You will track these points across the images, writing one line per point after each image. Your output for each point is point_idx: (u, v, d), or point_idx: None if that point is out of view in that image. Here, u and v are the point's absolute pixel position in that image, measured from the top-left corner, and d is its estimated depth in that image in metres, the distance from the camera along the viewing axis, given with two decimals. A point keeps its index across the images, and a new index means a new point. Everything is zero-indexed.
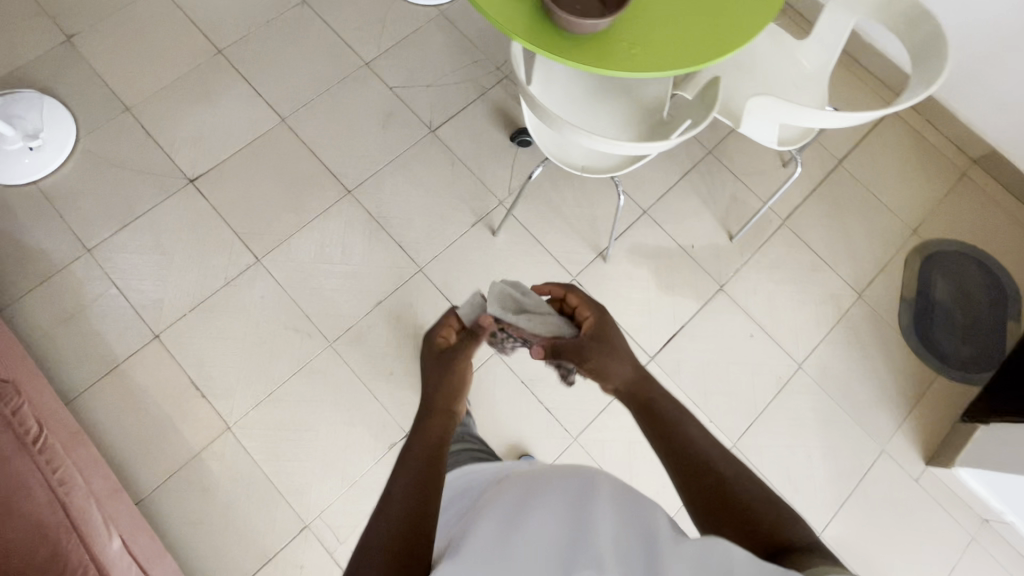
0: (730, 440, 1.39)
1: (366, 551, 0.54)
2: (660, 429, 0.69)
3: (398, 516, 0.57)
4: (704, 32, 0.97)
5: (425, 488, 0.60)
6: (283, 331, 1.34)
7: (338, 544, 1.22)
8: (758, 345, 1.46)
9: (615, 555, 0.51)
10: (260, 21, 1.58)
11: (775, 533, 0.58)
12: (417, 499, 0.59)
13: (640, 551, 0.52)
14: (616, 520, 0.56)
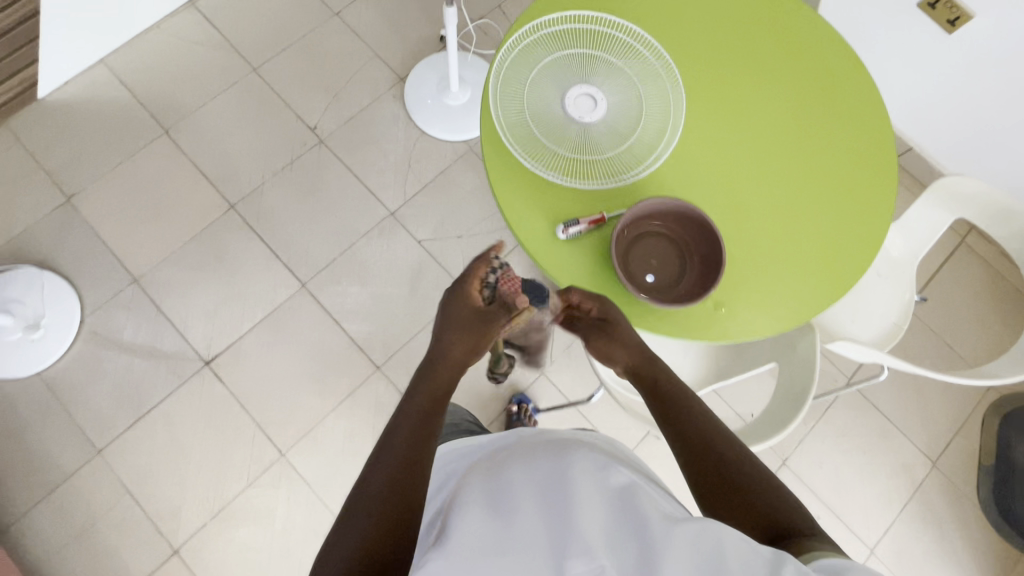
0: None
1: (363, 492, 0.53)
2: (664, 409, 0.70)
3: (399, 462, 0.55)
4: (800, 283, 0.84)
5: (418, 444, 0.58)
6: (314, 539, 1.23)
7: None
8: (826, 528, 1.35)
9: (599, 524, 0.45)
10: (276, 166, 1.46)
11: (775, 520, 0.58)
12: (416, 446, 0.58)
13: (634, 534, 0.45)
14: (604, 499, 0.47)
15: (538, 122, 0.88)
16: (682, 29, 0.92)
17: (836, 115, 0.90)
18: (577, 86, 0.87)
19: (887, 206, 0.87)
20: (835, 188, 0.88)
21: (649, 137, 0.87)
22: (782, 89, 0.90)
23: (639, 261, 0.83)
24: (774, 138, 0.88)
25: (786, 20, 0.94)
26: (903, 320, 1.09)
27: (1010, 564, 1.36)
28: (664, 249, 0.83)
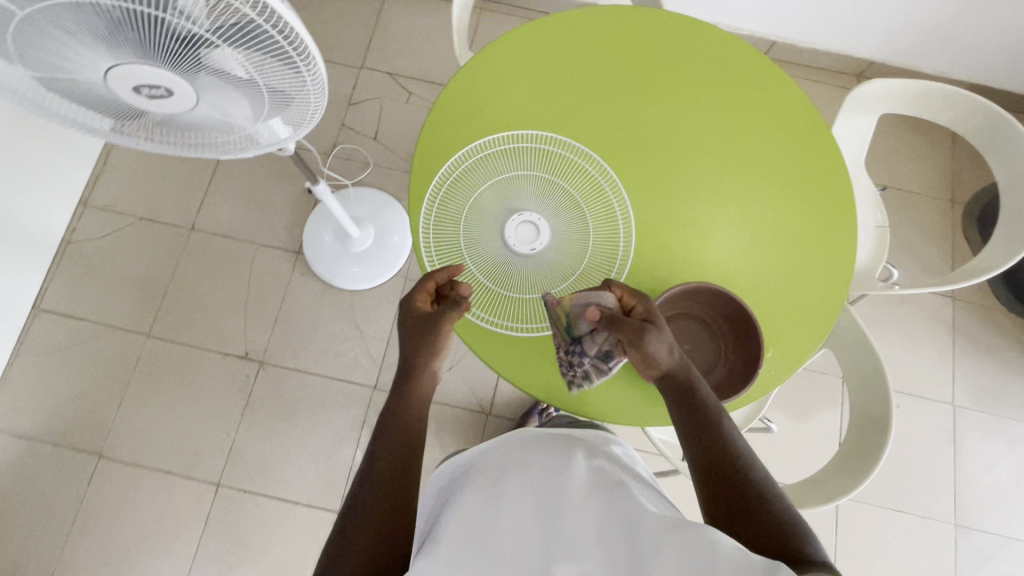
0: (948, 520, 1.34)
1: (360, 509, 0.63)
2: (686, 407, 0.70)
3: (383, 483, 0.65)
4: (803, 280, 0.88)
5: (400, 469, 0.66)
6: None
7: None
8: (907, 410, 1.40)
9: (589, 528, 0.56)
10: (235, 416, 1.32)
11: (784, 539, 0.59)
12: (397, 473, 0.66)
13: (621, 532, 0.55)
14: (595, 505, 0.59)
15: (495, 277, 0.81)
16: (579, 112, 0.90)
17: (736, 107, 0.92)
18: (508, 222, 0.80)
19: (826, 165, 0.91)
20: (776, 175, 0.91)
21: (604, 230, 0.84)
22: (681, 111, 0.92)
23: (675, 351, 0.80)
24: (702, 161, 0.90)
25: (646, 42, 0.94)
26: (884, 216, 1.10)
27: None
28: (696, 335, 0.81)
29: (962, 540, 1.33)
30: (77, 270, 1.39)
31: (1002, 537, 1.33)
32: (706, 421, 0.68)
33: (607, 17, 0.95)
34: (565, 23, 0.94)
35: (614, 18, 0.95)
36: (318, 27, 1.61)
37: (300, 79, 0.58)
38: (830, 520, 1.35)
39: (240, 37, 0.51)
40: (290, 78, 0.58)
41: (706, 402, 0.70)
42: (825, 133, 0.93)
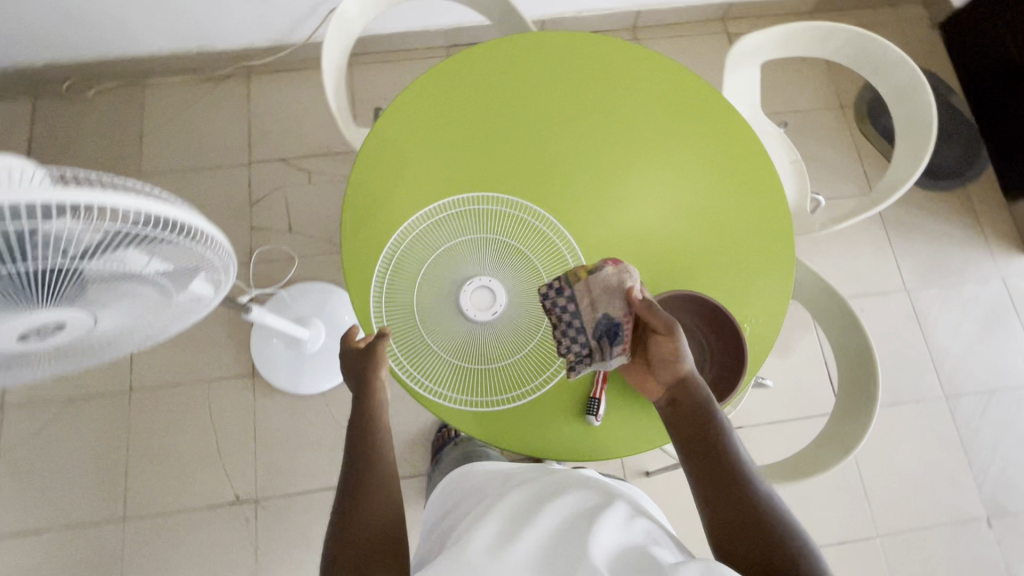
0: (942, 394, 1.42)
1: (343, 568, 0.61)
2: (693, 429, 0.65)
3: (366, 542, 0.62)
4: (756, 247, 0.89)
5: (385, 532, 0.63)
6: None
7: None
8: (871, 309, 1.48)
9: (604, 541, 0.56)
10: (248, 563, 1.23)
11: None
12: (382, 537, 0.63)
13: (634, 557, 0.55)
14: (617, 526, 0.58)
15: (468, 351, 0.79)
16: (499, 152, 0.88)
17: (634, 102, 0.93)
18: (461, 295, 0.78)
19: (737, 129, 0.93)
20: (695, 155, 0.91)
21: (556, 268, 0.83)
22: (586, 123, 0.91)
23: None
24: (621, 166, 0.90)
25: (529, 66, 0.93)
26: (796, 152, 1.16)
27: (970, 201, 1.58)
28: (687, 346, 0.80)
29: (959, 407, 1.42)
30: (20, 479, 1.25)
31: (990, 391, 1.43)
32: (713, 434, 0.64)
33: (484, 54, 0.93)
34: (446, 72, 0.92)
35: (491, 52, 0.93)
36: (189, 136, 1.51)
37: (199, 253, 0.54)
38: None
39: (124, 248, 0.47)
40: (190, 257, 0.54)
41: (714, 415, 0.65)
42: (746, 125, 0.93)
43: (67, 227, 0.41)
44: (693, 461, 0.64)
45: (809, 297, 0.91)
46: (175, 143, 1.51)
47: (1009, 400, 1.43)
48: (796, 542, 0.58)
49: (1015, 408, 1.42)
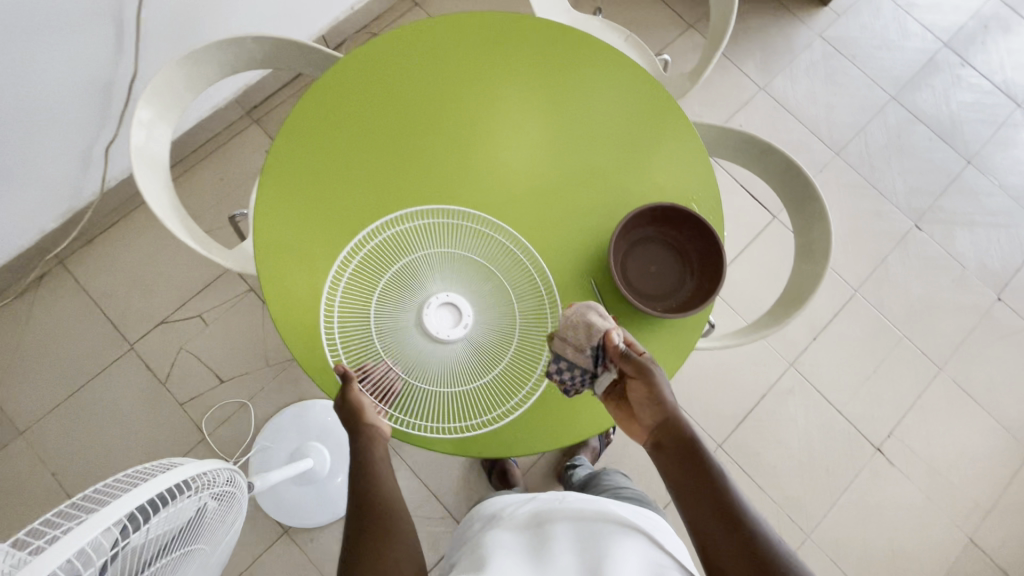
0: (833, 153, 1.59)
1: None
2: (684, 466, 0.63)
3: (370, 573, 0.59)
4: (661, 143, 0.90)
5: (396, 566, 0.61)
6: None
7: (972, 502, 1.36)
8: (747, 120, 1.60)
9: None
10: None
11: None
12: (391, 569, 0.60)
13: None
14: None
15: (467, 375, 0.76)
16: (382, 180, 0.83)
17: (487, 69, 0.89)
18: (426, 324, 0.74)
19: (592, 50, 0.92)
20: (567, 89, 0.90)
21: (496, 252, 0.81)
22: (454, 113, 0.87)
23: (649, 280, 0.84)
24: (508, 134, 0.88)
25: (364, 83, 0.86)
26: (624, 28, 1.18)
27: None
28: (655, 252, 0.85)
29: (850, 154, 1.59)
30: None
31: (863, 129, 1.62)
32: (703, 471, 0.62)
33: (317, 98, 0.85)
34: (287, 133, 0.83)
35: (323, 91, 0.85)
36: (47, 360, 1.29)
37: (209, 486, 0.50)
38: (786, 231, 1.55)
39: (159, 526, 0.43)
40: (206, 495, 0.50)
41: (706, 455, 0.62)
42: (596, 40, 0.92)
43: (106, 540, 0.38)
44: (686, 505, 0.61)
45: (716, 146, 0.96)
46: (36, 376, 1.28)
47: (879, 126, 1.62)
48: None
49: (886, 130, 1.62)
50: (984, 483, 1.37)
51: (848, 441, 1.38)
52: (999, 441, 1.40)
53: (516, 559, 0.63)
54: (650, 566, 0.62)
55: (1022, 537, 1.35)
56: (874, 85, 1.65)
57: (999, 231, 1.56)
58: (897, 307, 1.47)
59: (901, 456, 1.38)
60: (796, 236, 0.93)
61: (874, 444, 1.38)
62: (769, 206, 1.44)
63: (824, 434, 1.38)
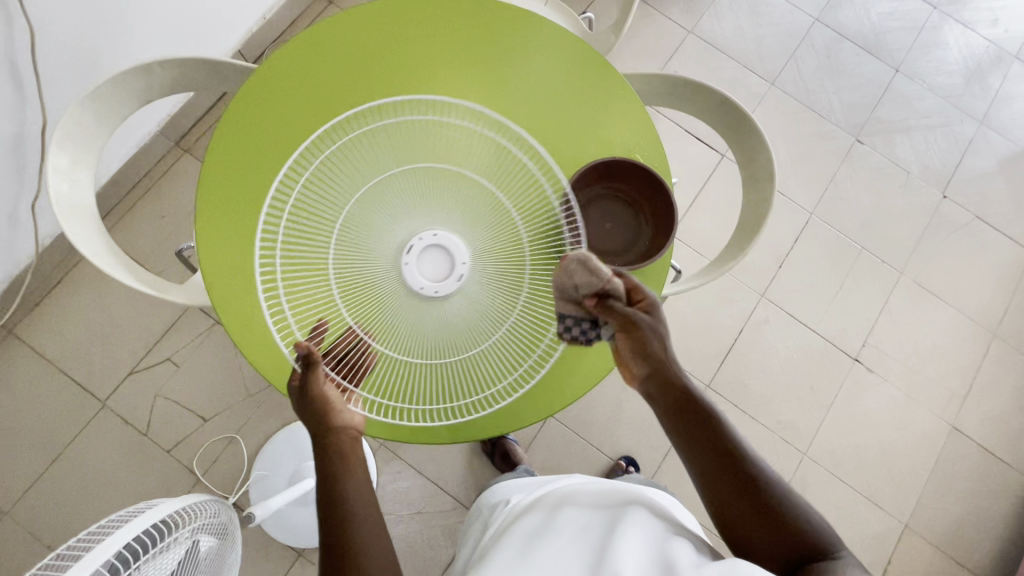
0: (769, 83, 1.61)
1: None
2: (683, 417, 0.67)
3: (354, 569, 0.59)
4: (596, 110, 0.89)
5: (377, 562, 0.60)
6: (806, 491, 1.34)
7: (950, 391, 1.43)
8: (681, 65, 1.61)
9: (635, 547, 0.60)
10: None
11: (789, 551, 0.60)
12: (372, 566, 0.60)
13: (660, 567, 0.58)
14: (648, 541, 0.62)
15: (455, 337, 0.76)
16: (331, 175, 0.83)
17: (411, 55, 0.87)
18: (410, 284, 0.72)
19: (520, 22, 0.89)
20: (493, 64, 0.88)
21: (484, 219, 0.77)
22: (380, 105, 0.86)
23: (606, 238, 0.85)
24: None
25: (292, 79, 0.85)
26: None
27: None
28: (611, 211, 0.85)
29: (785, 82, 1.62)
30: None
31: (793, 55, 1.64)
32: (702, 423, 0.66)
33: (255, 102, 0.84)
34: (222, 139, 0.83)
35: (259, 96, 0.84)
36: (20, 434, 1.25)
37: (193, 530, 0.53)
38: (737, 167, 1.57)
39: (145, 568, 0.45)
40: (190, 539, 0.52)
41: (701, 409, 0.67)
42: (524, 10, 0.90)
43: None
44: (690, 458, 0.66)
45: (651, 93, 0.96)
46: (13, 452, 1.24)
47: (808, 50, 1.65)
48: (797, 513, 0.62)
49: (815, 53, 1.65)
50: (957, 372, 1.44)
51: (827, 357, 1.43)
52: (966, 330, 1.47)
53: (531, 539, 0.67)
54: (658, 530, 0.66)
55: (1000, 415, 1.42)
56: (797, 9, 1.67)
57: (935, 132, 1.61)
58: (852, 222, 1.52)
59: (878, 362, 1.44)
60: (742, 169, 0.94)
61: (852, 356, 1.44)
62: (716, 145, 1.46)
63: (804, 355, 1.43)
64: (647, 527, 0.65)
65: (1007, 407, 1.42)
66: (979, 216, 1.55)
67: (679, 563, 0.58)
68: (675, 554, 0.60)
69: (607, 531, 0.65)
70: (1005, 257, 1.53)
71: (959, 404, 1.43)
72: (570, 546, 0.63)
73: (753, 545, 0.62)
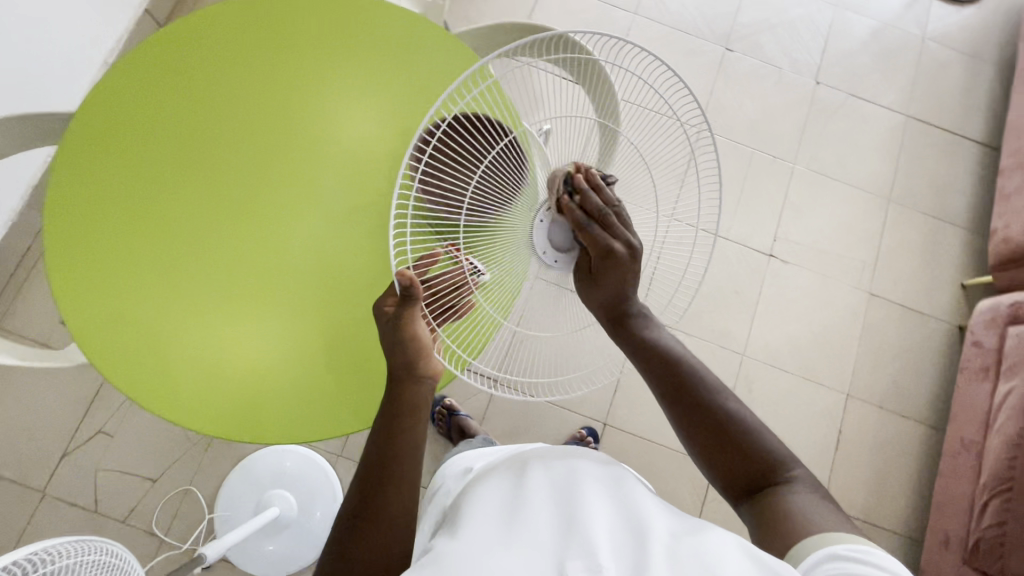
0: (634, 14, 1.64)
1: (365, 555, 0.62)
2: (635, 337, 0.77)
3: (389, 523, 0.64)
4: (422, 77, 0.90)
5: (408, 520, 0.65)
6: (753, 388, 1.42)
7: (863, 263, 1.51)
8: (546, 15, 1.61)
9: (606, 529, 0.56)
10: None
11: (755, 473, 0.69)
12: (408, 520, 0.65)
13: (634, 532, 0.56)
14: (618, 506, 0.60)
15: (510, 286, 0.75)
16: (259, 196, 0.86)
17: (279, 68, 0.87)
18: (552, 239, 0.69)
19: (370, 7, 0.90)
20: (311, 51, 0.88)
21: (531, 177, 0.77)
22: (237, 123, 0.86)
23: None
24: (268, 118, 0.87)
25: (169, 118, 0.85)
26: None
27: None
28: None
29: (649, 8, 1.64)
30: None
31: None
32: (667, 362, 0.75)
33: (140, 147, 0.84)
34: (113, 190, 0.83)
35: (140, 141, 0.84)
36: None
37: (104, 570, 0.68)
38: None
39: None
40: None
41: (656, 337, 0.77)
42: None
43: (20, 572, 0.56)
44: (660, 389, 0.76)
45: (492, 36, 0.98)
46: None
47: None
48: (768, 444, 0.70)
49: None
50: (866, 244, 1.52)
51: (746, 260, 1.49)
52: (863, 203, 1.55)
53: (499, 497, 0.62)
54: (612, 482, 0.64)
55: (912, 273, 1.51)
56: None
57: (796, 24, 1.66)
58: (740, 128, 1.57)
59: (792, 252, 1.50)
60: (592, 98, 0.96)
61: (766, 253, 1.50)
62: None
63: (724, 263, 1.48)
64: (618, 485, 0.64)
65: (916, 264, 1.51)
66: (854, 94, 1.62)
67: (656, 525, 0.57)
68: (651, 517, 0.59)
69: (578, 484, 0.61)
70: (884, 126, 1.61)
71: (874, 273, 1.51)
72: (547, 501, 0.59)
73: (707, 467, 0.72)
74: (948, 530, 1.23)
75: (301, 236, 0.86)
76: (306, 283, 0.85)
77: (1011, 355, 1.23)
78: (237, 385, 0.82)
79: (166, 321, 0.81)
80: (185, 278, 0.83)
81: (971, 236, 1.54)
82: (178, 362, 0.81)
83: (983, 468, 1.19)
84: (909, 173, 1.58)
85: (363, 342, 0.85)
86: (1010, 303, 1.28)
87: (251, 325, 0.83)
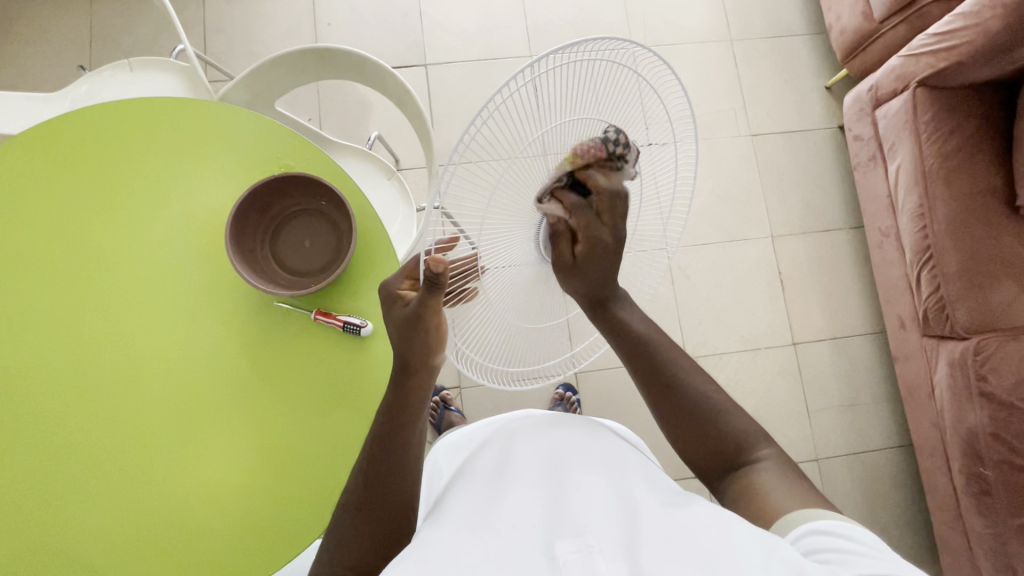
0: None
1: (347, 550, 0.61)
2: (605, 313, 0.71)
3: (367, 528, 0.61)
4: (237, 161, 0.82)
5: (390, 521, 0.62)
6: (689, 272, 1.45)
7: (733, 111, 1.52)
8: (331, 13, 1.49)
9: (598, 505, 0.55)
10: None
11: (724, 451, 0.66)
12: (389, 522, 0.62)
13: (626, 513, 0.56)
14: (605, 484, 0.59)
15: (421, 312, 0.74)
16: (145, 338, 0.78)
17: (104, 207, 0.80)
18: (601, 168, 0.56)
19: (166, 109, 0.82)
20: (65, 182, 0.81)
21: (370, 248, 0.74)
22: (83, 274, 0.79)
23: (312, 256, 0.78)
24: (52, 260, 0.79)
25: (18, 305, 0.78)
26: (122, 61, 1.03)
27: None
28: (319, 228, 0.78)
29: None
30: None
31: None
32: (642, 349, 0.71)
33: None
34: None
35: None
36: None
37: None
38: (448, 59, 1.49)
39: None
40: None
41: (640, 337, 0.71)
42: (159, 101, 0.83)
43: None
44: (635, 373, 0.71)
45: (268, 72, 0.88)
46: None
47: None
48: (742, 427, 0.67)
49: None
50: (730, 92, 1.53)
51: None
52: (709, 54, 1.54)
53: (492, 483, 0.61)
54: (612, 465, 0.64)
55: (779, 99, 1.54)
56: None
57: None
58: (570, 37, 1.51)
59: None
60: (397, 98, 0.90)
61: None
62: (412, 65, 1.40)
63: None
64: (615, 466, 0.63)
65: (779, 89, 1.54)
66: None
67: (644, 500, 0.58)
68: (637, 489, 0.60)
69: (570, 462, 0.62)
70: None
71: (749, 115, 1.52)
72: (538, 480, 0.60)
73: (676, 444, 0.70)
74: (901, 311, 1.31)
75: (144, 345, 0.78)
76: (188, 395, 0.77)
77: (883, 134, 1.27)
78: (168, 532, 0.74)
79: (61, 507, 0.74)
80: (54, 458, 0.75)
81: (815, 41, 1.57)
82: (93, 547, 0.73)
83: (905, 245, 1.24)
84: (737, 6, 1.57)
85: (292, 427, 0.77)
86: (868, 89, 1.31)
87: (143, 462, 0.75)
